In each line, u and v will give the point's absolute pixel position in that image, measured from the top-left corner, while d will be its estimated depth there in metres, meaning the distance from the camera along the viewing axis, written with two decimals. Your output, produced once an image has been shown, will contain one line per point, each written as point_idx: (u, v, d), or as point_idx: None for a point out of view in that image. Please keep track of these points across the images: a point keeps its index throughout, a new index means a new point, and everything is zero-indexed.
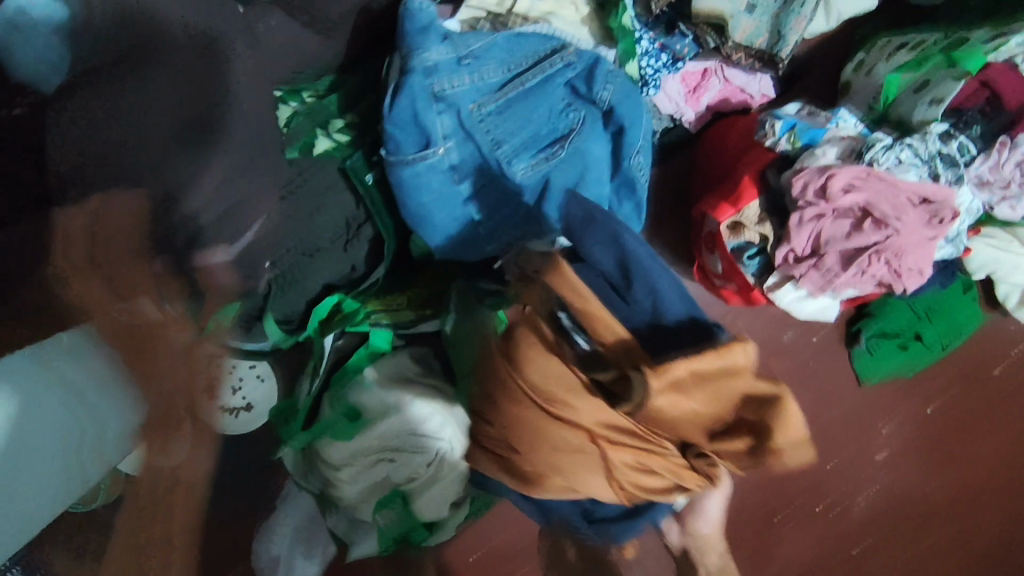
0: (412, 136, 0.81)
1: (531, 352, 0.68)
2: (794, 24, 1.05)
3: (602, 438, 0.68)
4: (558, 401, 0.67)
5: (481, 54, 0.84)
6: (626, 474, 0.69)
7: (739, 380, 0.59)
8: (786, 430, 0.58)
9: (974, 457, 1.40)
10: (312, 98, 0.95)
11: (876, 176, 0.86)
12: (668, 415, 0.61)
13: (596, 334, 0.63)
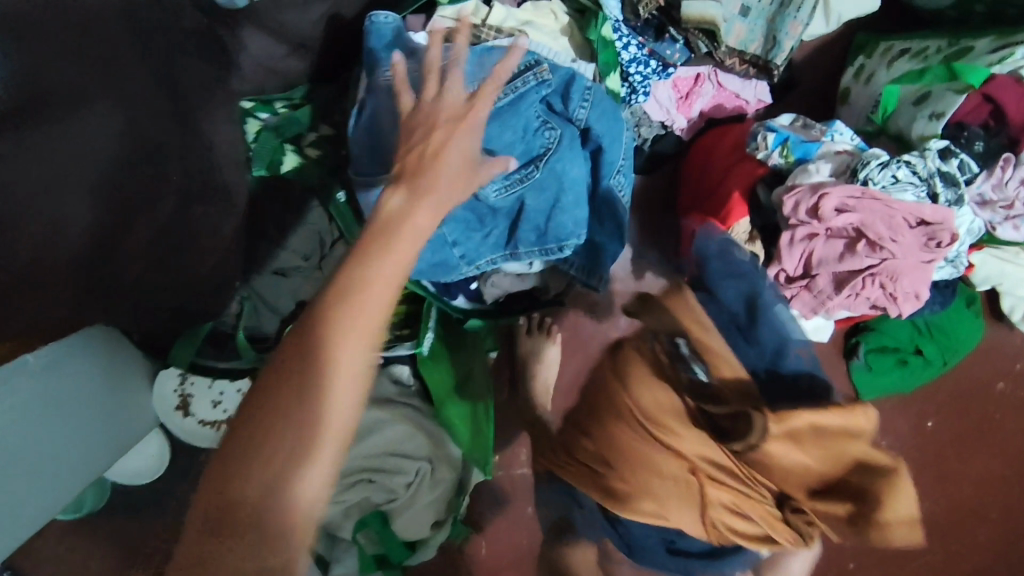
0: (376, 155, 0.85)
1: (636, 368, 0.60)
2: (790, 28, 1.02)
3: (704, 473, 0.58)
4: (664, 426, 0.58)
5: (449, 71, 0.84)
6: (723, 518, 0.58)
7: (855, 443, 0.51)
8: (896, 502, 0.48)
9: (971, 472, 1.36)
10: (286, 109, 0.94)
11: (870, 197, 0.81)
12: (775, 465, 0.52)
13: (716, 368, 0.56)
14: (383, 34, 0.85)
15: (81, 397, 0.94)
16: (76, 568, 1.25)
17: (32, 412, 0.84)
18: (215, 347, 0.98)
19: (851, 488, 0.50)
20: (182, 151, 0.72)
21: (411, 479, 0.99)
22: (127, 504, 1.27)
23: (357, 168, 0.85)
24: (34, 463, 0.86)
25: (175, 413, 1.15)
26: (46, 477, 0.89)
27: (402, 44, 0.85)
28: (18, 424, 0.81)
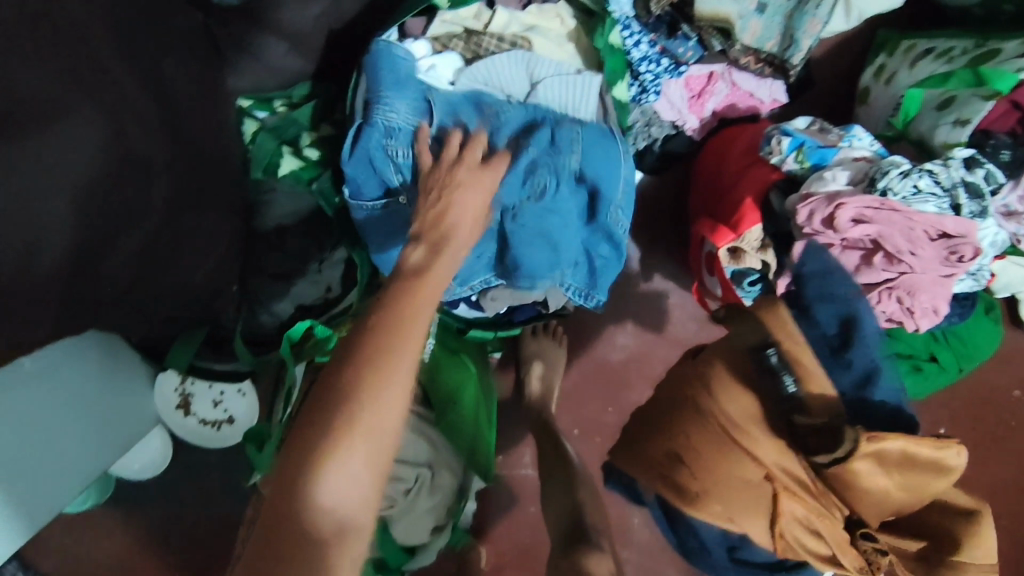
0: (371, 181, 0.83)
1: (719, 379, 0.69)
2: (808, 27, 0.98)
3: (778, 482, 0.65)
4: (745, 432, 0.66)
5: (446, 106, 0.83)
6: (795, 533, 0.65)
7: (939, 479, 0.62)
8: (970, 544, 0.62)
9: (986, 481, 1.32)
10: (284, 109, 0.91)
11: (890, 208, 0.78)
12: (860, 485, 0.61)
13: (805, 384, 0.65)
14: (384, 62, 0.81)
15: (76, 401, 0.92)
16: (80, 563, 1.26)
17: (21, 422, 0.82)
18: (212, 349, 0.95)
19: (932, 529, 0.64)
20: (177, 162, 0.69)
21: (410, 486, 0.96)
22: (129, 499, 1.27)
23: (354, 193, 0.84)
24: (30, 471, 0.85)
25: (176, 412, 1.14)
26: (42, 485, 0.88)
27: (404, 71, 0.81)
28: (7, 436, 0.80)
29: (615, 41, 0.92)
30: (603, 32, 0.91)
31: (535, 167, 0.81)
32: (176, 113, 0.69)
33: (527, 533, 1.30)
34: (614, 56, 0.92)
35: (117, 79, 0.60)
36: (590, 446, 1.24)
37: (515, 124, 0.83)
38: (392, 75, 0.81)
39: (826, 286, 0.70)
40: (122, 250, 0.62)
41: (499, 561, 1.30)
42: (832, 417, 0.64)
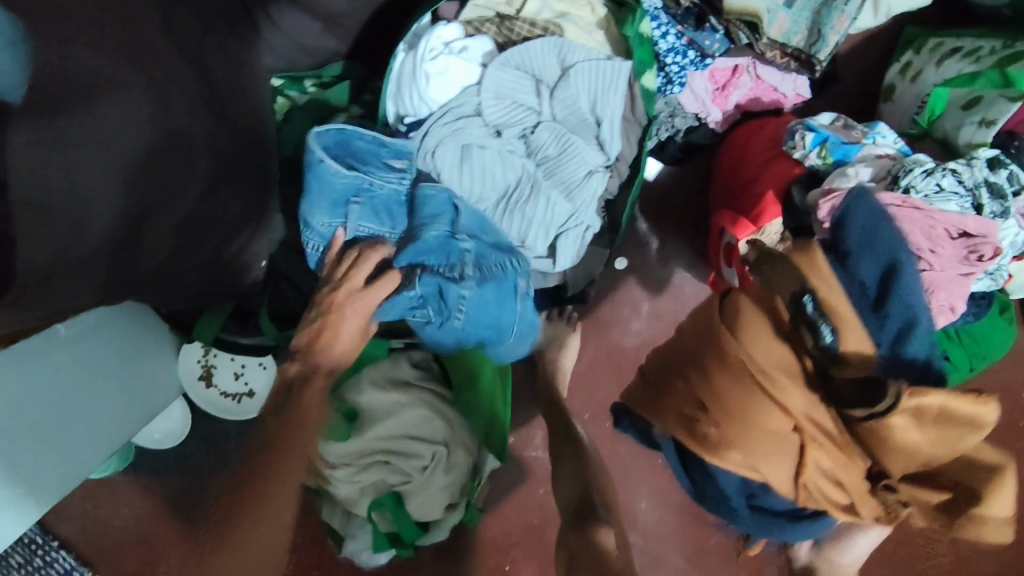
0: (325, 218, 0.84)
1: (751, 316, 0.67)
2: (836, 23, 0.98)
3: (806, 433, 0.66)
4: (777, 380, 0.65)
5: (373, 198, 0.83)
6: (818, 480, 0.68)
7: (974, 435, 0.62)
8: (998, 502, 0.61)
9: None
10: (316, 89, 0.96)
11: (910, 206, 0.79)
12: (897, 439, 0.62)
13: (845, 337, 0.65)
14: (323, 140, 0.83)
15: (107, 367, 0.95)
16: (100, 526, 1.30)
17: (56, 383, 0.85)
18: (239, 324, 0.96)
19: (957, 484, 0.63)
20: (214, 140, 0.71)
21: (426, 463, 1.00)
22: (149, 467, 1.30)
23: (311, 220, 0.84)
24: (63, 430, 0.88)
25: (199, 383, 1.17)
26: (73, 446, 0.91)
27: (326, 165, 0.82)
28: (41, 396, 0.82)
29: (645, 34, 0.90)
30: (633, 23, 0.89)
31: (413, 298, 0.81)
32: (216, 92, 0.71)
33: (534, 514, 1.34)
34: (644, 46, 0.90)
35: (164, 58, 0.63)
36: (599, 430, 1.28)
37: (414, 256, 0.81)
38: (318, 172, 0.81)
39: (870, 234, 0.70)
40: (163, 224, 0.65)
41: (506, 540, 1.33)
42: (870, 376, 0.65)
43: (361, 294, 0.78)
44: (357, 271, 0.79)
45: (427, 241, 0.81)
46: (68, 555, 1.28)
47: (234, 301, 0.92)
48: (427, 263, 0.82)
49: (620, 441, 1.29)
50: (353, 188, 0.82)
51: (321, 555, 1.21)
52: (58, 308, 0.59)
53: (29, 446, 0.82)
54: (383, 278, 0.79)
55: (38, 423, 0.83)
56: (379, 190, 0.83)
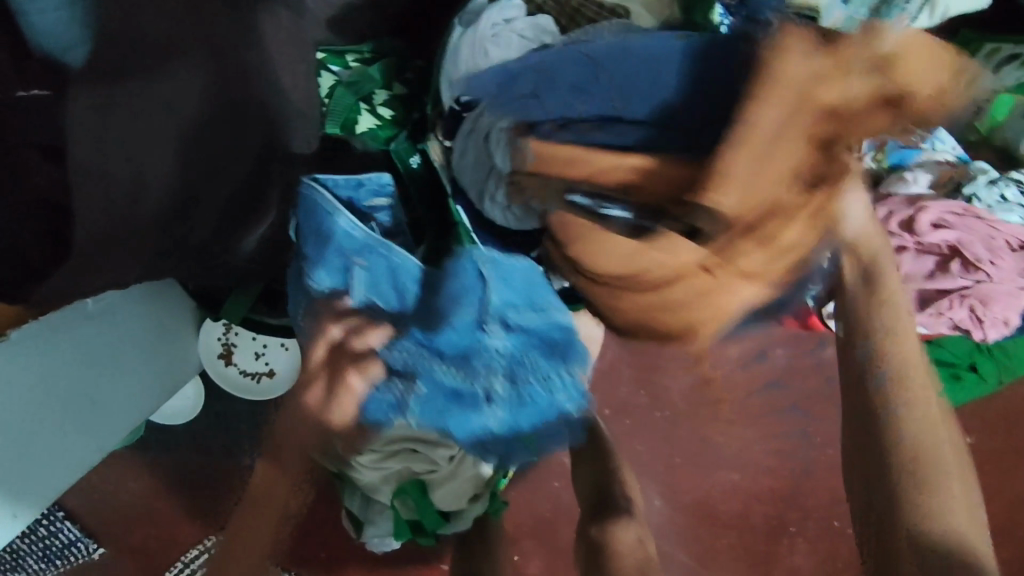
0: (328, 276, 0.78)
1: (575, 235, 0.61)
2: (895, 22, 0.95)
3: (716, 266, 0.55)
4: (642, 267, 0.57)
5: (374, 262, 0.76)
6: (782, 263, 0.56)
7: (804, 85, 0.50)
8: (907, 73, 0.53)
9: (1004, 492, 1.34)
10: (358, 64, 0.91)
11: (971, 215, 0.80)
12: (752, 200, 0.51)
13: (622, 188, 0.55)
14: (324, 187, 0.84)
15: (132, 342, 0.92)
16: (106, 500, 1.27)
17: (82, 357, 0.82)
18: (267, 304, 0.95)
19: (834, 129, 0.52)
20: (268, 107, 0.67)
21: (452, 453, 0.96)
22: (160, 443, 1.28)
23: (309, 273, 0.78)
24: (85, 404, 0.86)
25: (219, 361, 1.15)
26: (95, 420, 0.89)
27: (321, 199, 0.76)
28: (68, 369, 0.80)
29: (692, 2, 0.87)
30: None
31: (400, 408, 0.78)
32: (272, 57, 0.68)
33: (547, 506, 1.33)
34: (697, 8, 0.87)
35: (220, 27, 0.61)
36: (618, 427, 1.27)
37: (404, 361, 0.75)
38: (308, 214, 0.76)
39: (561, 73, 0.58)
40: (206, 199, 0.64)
41: (516, 531, 1.32)
42: (650, 171, 0.54)
43: (354, 375, 0.77)
44: (346, 377, 0.77)
45: (425, 344, 0.75)
46: (73, 526, 1.26)
47: (265, 282, 0.90)
48: (421, 376, 0.75)
49: (637, 437, 1.28)
50: (349, 238, 0.76)
51: (333, 539, 1.19)
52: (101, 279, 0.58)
53: (53, 419, 0.80)
54: (358, 371, 0.77)
55: (64, 395, 0.81)
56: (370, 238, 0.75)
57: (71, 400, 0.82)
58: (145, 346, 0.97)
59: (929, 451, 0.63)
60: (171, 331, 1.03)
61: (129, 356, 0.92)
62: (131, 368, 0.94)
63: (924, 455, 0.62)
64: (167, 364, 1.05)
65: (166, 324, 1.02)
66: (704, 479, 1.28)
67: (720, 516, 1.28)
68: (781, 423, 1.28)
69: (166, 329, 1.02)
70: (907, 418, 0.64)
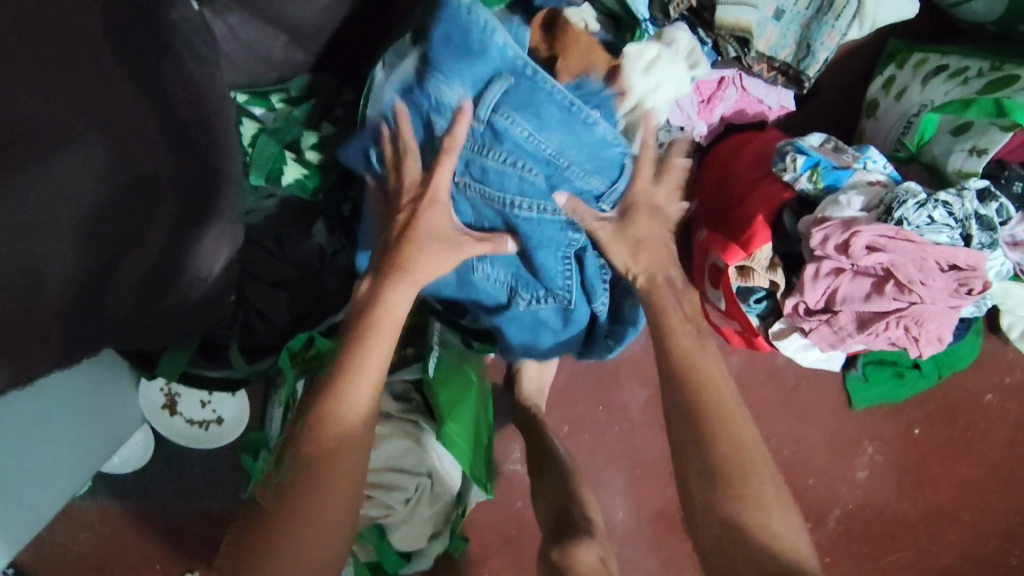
0: (469, 64, 0.71)
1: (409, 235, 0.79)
2: (825, 38, 0.96)
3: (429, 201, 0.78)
4: (409, 240, 0.79)
5: (540, 137, 0.73)
6: None
7: None
8: None
9: (950, 479, 1.39)
10: (283, 105, 0.90)
11: (903, 238, 0.79)
12: None
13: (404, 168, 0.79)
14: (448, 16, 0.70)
15: (73, 410, 0.89)
16: (58, 554, 1.22)
17: (19, 437, 0.78)
18: (206, 357, 0.91)
19: None
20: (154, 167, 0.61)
21: (409, 494, 0.95)
22: (109, 492, 1.22)
23: (447, 76, 0.71)
24: (27, 471, 0.82)
25: (163, 412, 1.11)
26: (40, 495, 0.87)
27: (494, 46, 0.70)
28: (7, 445, 0.77)
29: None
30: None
31: (574, 229, 0.83)
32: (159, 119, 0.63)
33: (512, 524, 1.33)
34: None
35: (116, 93, 0.61)
36: (578, 443, 1.27)
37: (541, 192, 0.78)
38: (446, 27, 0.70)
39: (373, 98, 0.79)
40: (124, 264, 0.64)
41: (485, 552, 1.32)
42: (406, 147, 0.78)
43: (432, 215, 0.79)
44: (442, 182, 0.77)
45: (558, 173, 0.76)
46: None
47: (201, 335, 0.87)
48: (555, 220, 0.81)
49: (597, 453, 1.27)
50: (519, 82, 0.71)
51: None
52: (12, 365, 0.57)
53: None
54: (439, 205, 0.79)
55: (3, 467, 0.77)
56: (556, 93, 0.71)
57: (14, 484, 0.81)
58: (84, 409, 0.93)
59: (742, 471, 0.66)
60: (110, 389, 1.00)
61: (70, 427, 0.89)
62: (72, 437, 0.90)
63: (733, 442, 0.67)
64: (112, 420, 1.02)
65: (106, 384, 0.99)
66: (667, 488, 1.28)
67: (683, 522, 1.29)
68: None
69: (109, 384, 0.99)
70: (721, 422, 0.68)
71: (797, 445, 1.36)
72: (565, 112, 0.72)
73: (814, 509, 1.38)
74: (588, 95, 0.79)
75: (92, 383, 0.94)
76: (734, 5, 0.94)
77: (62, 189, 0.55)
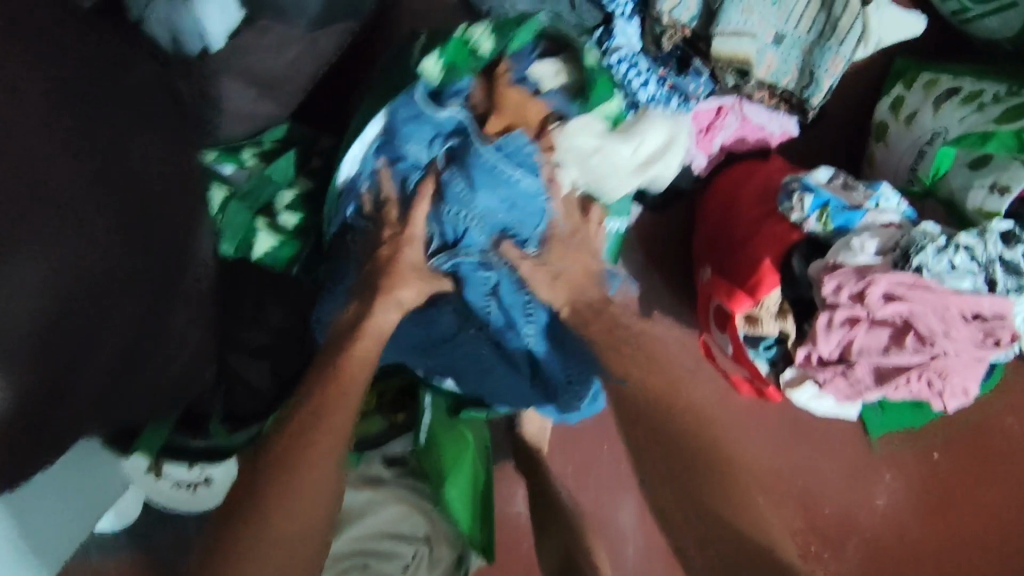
0: (427, 130, 0.74)
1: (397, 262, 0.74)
2: (830, 64, 0.90)
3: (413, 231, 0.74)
4: (394, 269, 0.74)
5: (471, 194, 0.74)
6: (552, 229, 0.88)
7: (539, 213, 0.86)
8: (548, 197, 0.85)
9: (985, 507, 1.27)
10: (256, 161, 0.84)
11: (923, 286, 0.74)
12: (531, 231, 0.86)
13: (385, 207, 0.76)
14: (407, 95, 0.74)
15: (55, 499, 0.84)
16: None
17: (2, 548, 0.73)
18: (189, 428, 0.84)
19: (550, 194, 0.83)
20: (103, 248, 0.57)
21: (407, 561, 0.92)
22: (101, 548, 1.18)
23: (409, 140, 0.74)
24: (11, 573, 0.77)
25: (149, 474, 1.05)
26: None
27: (441, 120, 0.74)
28: None
29: (481, 44, 0.75)
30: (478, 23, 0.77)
31: (485, 268, 0.79)
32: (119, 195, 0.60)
33: None
34: (490, 54, 0.76)
35: (57, 166, 0.57)
36: (584, 484, 1.20)
37: (475, 239, 0.77)
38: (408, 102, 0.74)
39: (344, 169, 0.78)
40: (94, 352, 0.60)
41: None
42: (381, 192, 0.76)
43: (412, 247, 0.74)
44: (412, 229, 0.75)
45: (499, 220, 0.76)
46: None
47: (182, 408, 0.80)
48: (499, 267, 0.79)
49: (604, 493, 1.21)
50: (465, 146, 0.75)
51: None
52: None
53: None
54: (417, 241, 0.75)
55: None
56: (482, 156, 0.73)
57: None
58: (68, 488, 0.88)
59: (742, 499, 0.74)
60: (95, 465, 0.94)
61: (51, 514, 0.84)
62: (54, 524, 0.85)
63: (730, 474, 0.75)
64: (96, 496, 0.96)
65: (91, 460, 0.92)
66: None
67: None
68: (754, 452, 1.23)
69: (93, 460, 0.93)
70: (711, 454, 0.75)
71: (813, 475, 1.25)
72: (490, 172, 0.73)
73: (829, 541, 1.25)
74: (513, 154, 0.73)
75: (76, 467, 0.88)
76: (733, 36, 0.89)
77: (4, 286, 0.52)
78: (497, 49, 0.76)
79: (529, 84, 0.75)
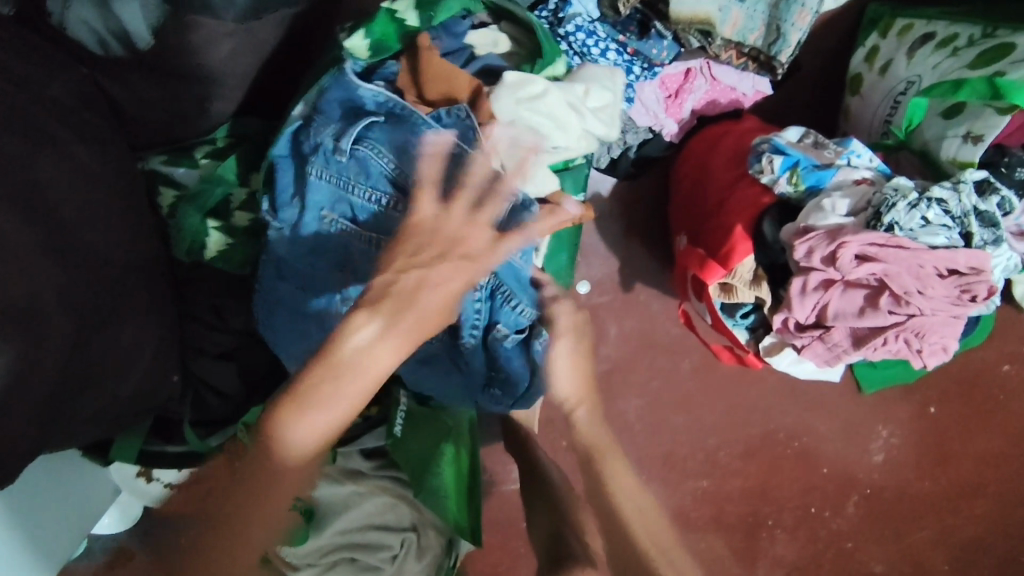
0: (338, 112, 0.72)
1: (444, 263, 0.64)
2: (796, 18, 0.86)
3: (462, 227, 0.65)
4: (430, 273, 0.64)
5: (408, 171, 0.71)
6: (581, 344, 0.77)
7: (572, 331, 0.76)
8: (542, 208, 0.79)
9: (984, 458, 1.25)
10: (208, 160, 0.81)
11: (894, 244, 0.71)
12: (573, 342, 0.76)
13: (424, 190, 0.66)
14: (336, 87, 0.72)
15: (45, 505, 0.84)
16: None
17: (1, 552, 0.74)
18: (162, 435, 0.86)
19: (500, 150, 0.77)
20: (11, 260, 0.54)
21: (395, 551, 0.91)
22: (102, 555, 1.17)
23: (322, 125, 0.72)
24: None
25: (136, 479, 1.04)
26: None
27: (365, 100, 0.72)
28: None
29: (407, 16, 0.75)
30: None
31: None
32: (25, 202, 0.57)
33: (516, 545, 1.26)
34: (418, 25, 0.75)
35: None
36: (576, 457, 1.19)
37: None
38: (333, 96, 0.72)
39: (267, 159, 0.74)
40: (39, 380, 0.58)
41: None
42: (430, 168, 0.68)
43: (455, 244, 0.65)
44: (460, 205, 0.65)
45: None
46: None
47: (153, 414, 0.81)
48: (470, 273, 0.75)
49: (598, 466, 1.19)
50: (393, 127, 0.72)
51: None
52: None
53: None
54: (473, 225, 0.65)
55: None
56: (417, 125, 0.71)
57: None
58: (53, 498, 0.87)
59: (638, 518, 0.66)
60: (82, 471, 0.94)
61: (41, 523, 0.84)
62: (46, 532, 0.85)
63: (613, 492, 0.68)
64: (88, 502, 0.96)
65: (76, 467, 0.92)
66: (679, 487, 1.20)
67: (695, 520, 1.20)
68: (748, 417, 1.21)
69: (78, 466, 0.93)
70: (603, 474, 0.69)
71: (807, 434, 1.23)
72: (431, 142, 0.71)
73: (829, 498, 1.23)
74: (452, 124, 0.72)
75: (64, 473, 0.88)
76: None
77: None
78: (424, 21, 0.75)
79: (463, 54, 0.79)
